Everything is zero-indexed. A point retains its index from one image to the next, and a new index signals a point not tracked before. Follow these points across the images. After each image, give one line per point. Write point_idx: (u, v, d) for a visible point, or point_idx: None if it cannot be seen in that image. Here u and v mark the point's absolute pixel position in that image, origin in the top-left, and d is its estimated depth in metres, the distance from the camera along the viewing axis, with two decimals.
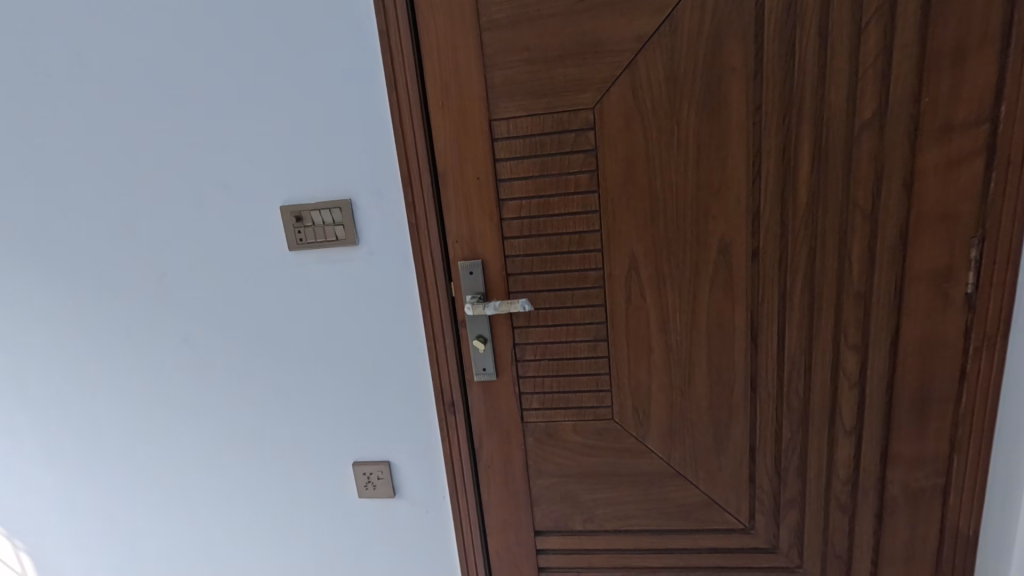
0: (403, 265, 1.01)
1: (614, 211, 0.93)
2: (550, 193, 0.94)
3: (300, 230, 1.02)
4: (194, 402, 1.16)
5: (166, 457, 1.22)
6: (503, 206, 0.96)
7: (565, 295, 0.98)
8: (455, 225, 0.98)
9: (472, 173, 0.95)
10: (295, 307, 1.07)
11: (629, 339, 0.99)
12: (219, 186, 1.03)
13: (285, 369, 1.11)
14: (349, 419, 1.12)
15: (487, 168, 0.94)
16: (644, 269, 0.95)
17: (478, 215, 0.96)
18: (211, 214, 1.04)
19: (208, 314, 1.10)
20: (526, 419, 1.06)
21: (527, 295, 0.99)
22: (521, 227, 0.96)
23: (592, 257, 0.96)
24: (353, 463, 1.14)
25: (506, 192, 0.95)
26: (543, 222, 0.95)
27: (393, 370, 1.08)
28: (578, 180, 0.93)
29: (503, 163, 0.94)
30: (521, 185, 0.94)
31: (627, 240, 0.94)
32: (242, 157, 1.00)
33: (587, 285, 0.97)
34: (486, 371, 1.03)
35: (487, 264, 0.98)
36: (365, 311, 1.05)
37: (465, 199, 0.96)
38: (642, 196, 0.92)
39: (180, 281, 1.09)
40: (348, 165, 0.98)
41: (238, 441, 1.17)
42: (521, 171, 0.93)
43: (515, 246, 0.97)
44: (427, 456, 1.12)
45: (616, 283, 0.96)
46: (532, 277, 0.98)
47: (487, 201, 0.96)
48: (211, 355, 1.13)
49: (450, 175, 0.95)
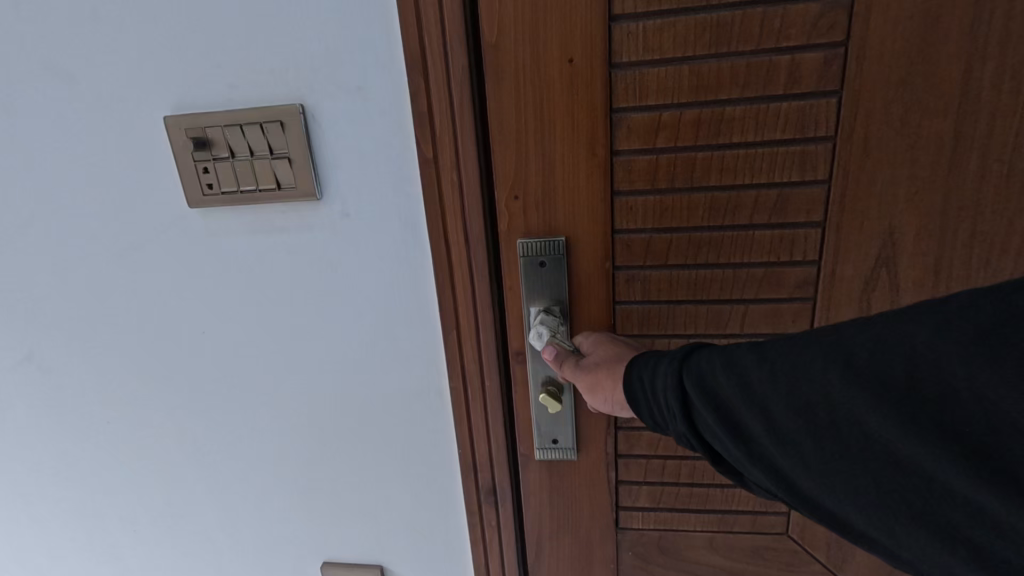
0: (405, 240, 0.53)
1: (865, 141, 0.46)
2: (721, 100, 0.46)
3: (205, 171, 0.52)
4: (53, 464, 0.69)
5: (28, 543, 0.75)
6: (618, 127, 0.48)
7: (731, 314, 0.51)
8: (516, 166, 0.50)
9: (556, 52, 0.46)
10: (209, 312, 0.59)
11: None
12: (41, 78, 0.52)
13: (204, 417, 0.64)
14: (316, 499, 0.65)
15: (589, 42, 0.46)
16: (909, 261, 0.48)
17: (564, 140, 0.49)
18: (38, 137, 0.54)
19: (56, 322, 0.61)
20: (624, 524, 0.60)
21: (655, 309, 0.52)
22: (655, 170, 0.49)
23: (797, 238, 0.49)
24: (322, 564, 0.69)
25: (627, 97, 0.47)
26: (702, 163, 0.48)
27: (389, 428, 0.61)
28: (791, 72, 0.45)
29: (627, 25, 0.45)
30: (662, 80, 0.46)
31: (879, 200, 0.47)
32: (92, 15, 0.49)
33: (779, 296, 0.50)
34: (562, 442, 0.57)
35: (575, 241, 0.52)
36: (340, 324, 0.57)
37: (539, 111, 0.48)
38: (927, 108, 0.44)
39: (8, 263, 0.59)
40: (301, 34, 0.48)
41: (133, 524, 0.71)
42: (664, 49, 0.45)
43: (638, 210, 0.50)
44: (446, 560, 0.66)
45: (844, 286, 0.50)
46: (664, 274, 0.51)
47: (585, 115, 0.48)
48: (76, 391, 0.65)
49: (511, 60, 0.47)
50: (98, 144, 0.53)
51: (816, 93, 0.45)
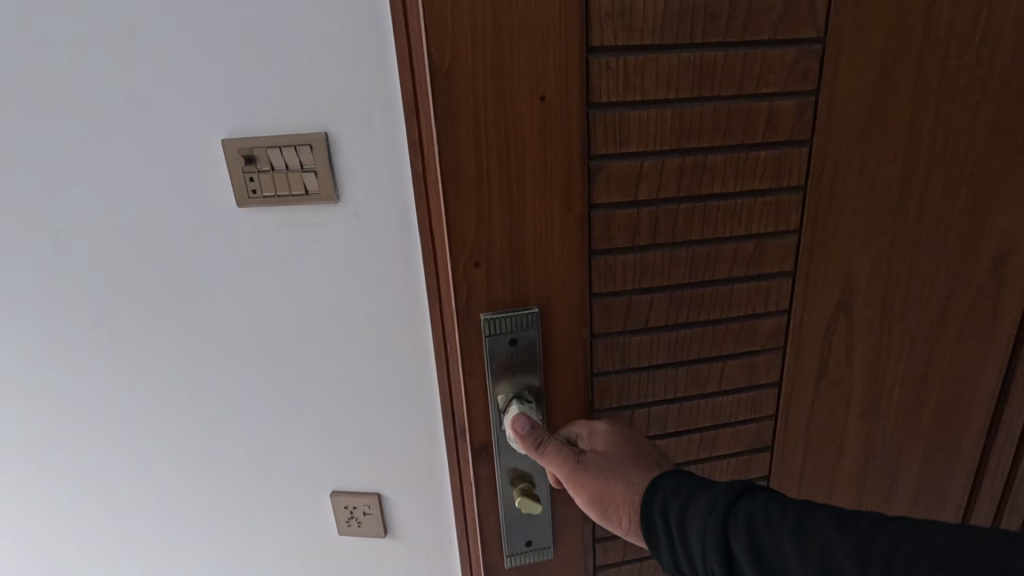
0: (403, 232, 0.70)
1: (829, 198, 0.63)
2: (702, 149, 0.59)
3: (252, 178, 0.69)
4: (116, 408, 0.85)
5: (79, 479, 0.90)
6: (600, 174, 0.57)
7: (711, 372, 0.68)
8: (488, 237, 0.57)
9: (529, 91, 0.53)
10: (249, 286, 0.75)
11: (823, 372, 0.71)
12: (128, 103, 0.68)
13: (242, 372, 0.81)
14: (329, 439, 0.83)
15: (562, 83, 0.53)
16: (858, 298, 0.68)
17: (535, 168, 0.55)
18: (124, 146, 0.71)
19: (127, 290, 0.78)
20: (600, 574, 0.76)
21: (635, 373, 0.66)
22: (634, 218, 0.60)
23: (770, 288, 0.66)
24: (331, 492, 0.86)
25: (607, 145, 0.56)
26: (684, 217, 0.61)
27: (387, 379, 0.78)
28: (773, 123, 0.59)
29: (597, 57, 0.53)
30: (642, 125, 0.57)
31: (843, 240, 0.66)
32: (165, 58, 0.66)
33: (753, 349, 0.68)
34: (536, 543, 0.70)
35: (544, 321, 0.62)
36: (351, 299, 0.74)
37: (508, 161, 0.55)
38: (856, 174, 0.63)
39: (90, 244, 0.76)
40: (327, 79, 0.64)
41: (180, 459, 0.88)
42: (643, 90, 0.55)
43: (617, 267, 0.61)
44: (431, 486, 0.84)
45: (811, 328, 0.69)
46: (641, 339, 0.64)
47: (559, 153, 0.55)
48: (139, 346, 0.81)
49: (474, 100, 0.53)
50: (171, 155, 0.70)
51: (792, 140, 0.61)
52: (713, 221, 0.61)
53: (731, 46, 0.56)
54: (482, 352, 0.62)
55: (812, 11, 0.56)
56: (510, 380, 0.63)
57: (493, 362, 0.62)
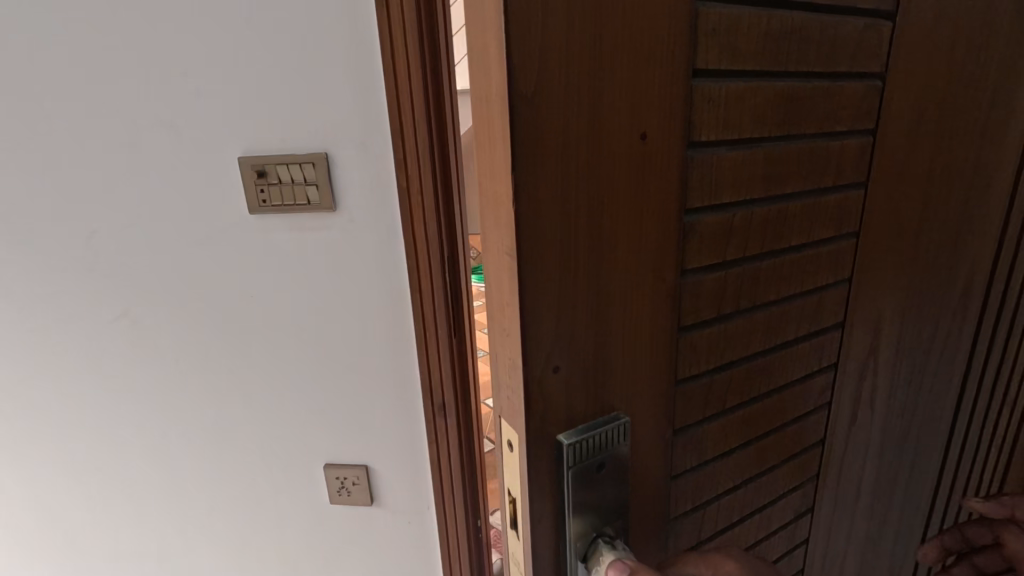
0: (389, 237, 0.83)
1: (874, 243, 0.54)
2: (786, 194, 0.44)
3: (263, 189, 0.82)
4: (137, 389, 0.97)
5: (98, 456, 1.03)
6: (690, 236, 0.39)
7: (772, 451, 0.54)
8: (574, 340, 0.35)
9: (627, 126, 0.32)
10: (258, 282, 0.88)
11: (858, 428, 0.62)
12: (160, 127, 0.82)
13: (247, 358, 0.93)
14: (324, 417, 0.95)
15: (663, 115, 0.34)
16: (888, 350, 0.60)
17: (623, 237, 0.35)
18: (154, 162, 0.83)
19: (149, 284, 0.90)
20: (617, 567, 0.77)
21: (705, 474, 0.48)
22: (717, 288, 0.42)
23: (824, 345, 0.54)
24: (325, 464, 0.97)
25: (700, 195, 0.38)
26: (762, 276, 0.46)
27: (375, 363, 0.90)
28: (841, 160, 0.48)
29: (701, 87, 0.36)
30: (735, 169, 0.40)
31: (891, 289, 0.57)
32: (191, 89, 0.79)
33: (806, 414, 0.56)
34: None
35: (631, 433, 0.40)
36: (345, 293, 0.87)
37: (596, 224, 0.33)
38: (905, 217, 0.55)
39: (119, 244, 0.88)
40: (327, 109, 0.77)
41: (191, 435, 0.99)
42: (741, 128, 0.39)
43: (697, 353, 0.43)
44: (412, 460, 0.96)
45: (848, 387, 0.59)
46: (716, 428, 0.47)
47: (652, 212, 0.36)
48: (158, 334, 0.93)
49: (560, 134, 0.30)
50: (193, 170, 0.83)
51: (849, 183, 0.50)
52: (782, 275, 0.47)
53: (812, 76, 0.43)
54: (554, 487, 0.37)
55: (881, 30, 0.46)
56: (593, 514, 0.39)
57: (573, 499, 0.38)
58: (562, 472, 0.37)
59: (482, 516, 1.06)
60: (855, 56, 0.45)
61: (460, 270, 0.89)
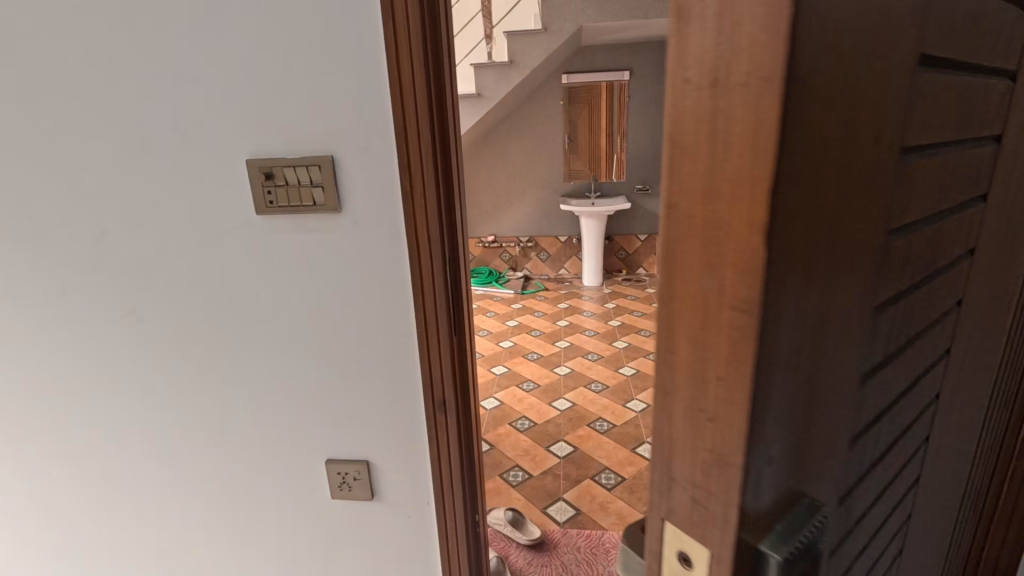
0: (392, 238, 0.85)
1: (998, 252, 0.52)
2: (950, 206, 0.42)
3: (269, 190, 0.84)
4: (141, 385, 0.99)
5: (103, 452, 1.04)
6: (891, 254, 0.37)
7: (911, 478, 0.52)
8: (783, 389, 0.31)
9: (858, 143, 0.30)
10: (263, 282, 0.90)
11: (952, 446, 0.60)
12: (169, 130, 0.84)
13: (252, 355, 0.95)
14: (327, 414, 0.97)
15: (878, 129, 0.31)
16: (987, 358, 0.60)
17: (838, 259, 0.32)
18: (162, 164, 0.86)
19: (155, 282, 0.92)
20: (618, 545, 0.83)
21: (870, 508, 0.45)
22: (899, 309, 0.40)
23: (956, 358, 0.52)
24: (326, 460, 1.00)
25: (900, 214, 0.36)
26: (928, 293, 0.43)
27: (378, 362, 0.93)
28: (989, 167, 0.46)
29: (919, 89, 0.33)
30: (926, 182, 0.38)
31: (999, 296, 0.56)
32: (201, 93, 0.81)
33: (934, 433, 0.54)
34: None
35: (819, 471, 0.37)
36: (350, 292, 0.89)
37: (820, 249, 0.31)
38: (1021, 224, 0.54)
39: (126, 243, 0.91)
40: (333, 113, 0.80)
41: (194, 431, 1.01)
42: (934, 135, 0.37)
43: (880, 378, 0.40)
44: (413, 457, 0.98)
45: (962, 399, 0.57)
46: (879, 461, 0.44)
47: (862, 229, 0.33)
48: (163, 332, 0.95)
49: (807, 158, 0.27)
50: (200, 172, 0.85)
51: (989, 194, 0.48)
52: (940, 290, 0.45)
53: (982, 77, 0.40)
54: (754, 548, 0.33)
55: None
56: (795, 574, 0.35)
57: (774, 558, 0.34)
58: (765, 559, 0.34)
59: (480, 511, 1.08)
60: (1011, 50, 0.42)
61: (460, 270, 0.92)
